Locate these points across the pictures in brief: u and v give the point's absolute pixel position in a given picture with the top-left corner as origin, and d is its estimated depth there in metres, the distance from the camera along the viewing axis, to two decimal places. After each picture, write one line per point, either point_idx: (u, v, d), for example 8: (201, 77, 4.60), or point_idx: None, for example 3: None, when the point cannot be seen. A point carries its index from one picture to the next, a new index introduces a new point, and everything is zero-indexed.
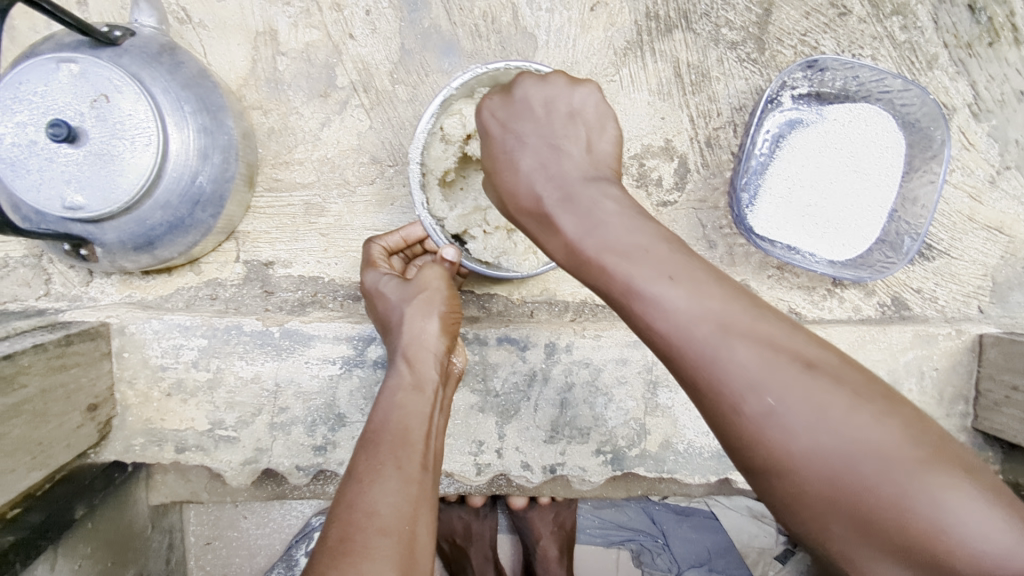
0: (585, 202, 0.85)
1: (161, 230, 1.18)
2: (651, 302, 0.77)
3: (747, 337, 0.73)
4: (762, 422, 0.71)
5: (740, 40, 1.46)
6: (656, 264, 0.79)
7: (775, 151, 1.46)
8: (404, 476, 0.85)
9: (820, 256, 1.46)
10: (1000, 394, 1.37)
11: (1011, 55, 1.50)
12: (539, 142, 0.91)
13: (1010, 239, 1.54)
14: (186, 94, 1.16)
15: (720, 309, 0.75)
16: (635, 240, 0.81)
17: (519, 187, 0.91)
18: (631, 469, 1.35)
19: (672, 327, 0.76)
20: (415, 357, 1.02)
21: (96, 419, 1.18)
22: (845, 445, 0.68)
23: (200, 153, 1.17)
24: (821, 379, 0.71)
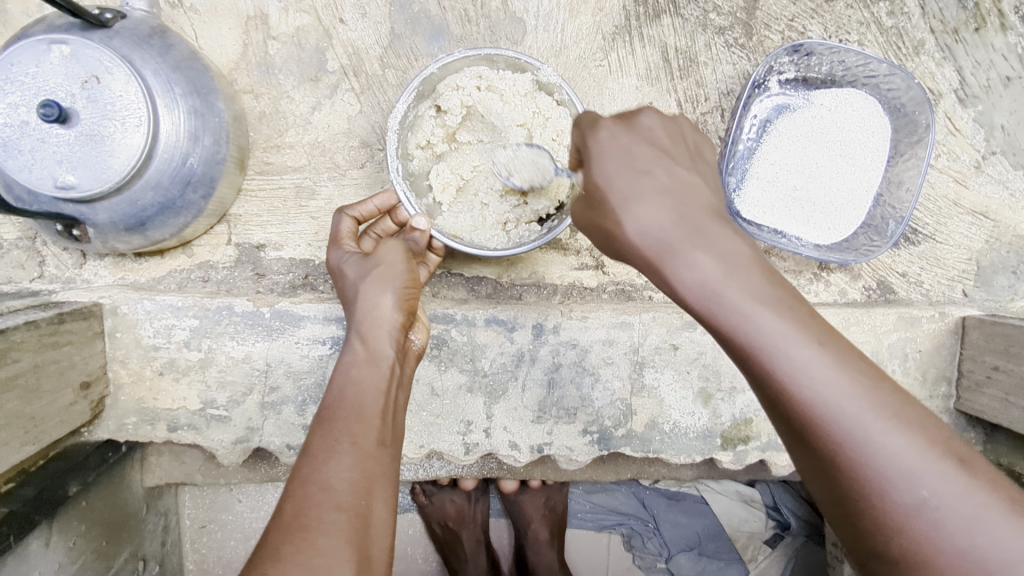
0: (711, 240, 0.79)
1: (152, 210, 1.19)
2: (781, 358, 0.73)
3: (910, 441, 0.69)
4: (908, 510, 0.68)
5: (727, 25, 1.47)
6: (794, 318, 0.74)
7: (762, 135, 1.47)
8: (359, 450, 0.86)
9: (806, 240, 1.47)
10: (981, 375, 1.40)
11: (997, 41, 1.52)
12: (670, 196, 0.83)
13: (994, 224, 1.56)
14: (178, 75, 1.17)
15: (853, 372, 0.72)
16: (765, 288, 0.77)
17: (644, 230, 0.82)
18: (617, 448, 1.37)
19: (807, 384, 0.71)
20: (375, 332, 1.01)
21: (89, 398, 1.20)
22: (968, 523, 0.66)
23: (191, 136, 1.18)
24: (945, 457, 0.69)
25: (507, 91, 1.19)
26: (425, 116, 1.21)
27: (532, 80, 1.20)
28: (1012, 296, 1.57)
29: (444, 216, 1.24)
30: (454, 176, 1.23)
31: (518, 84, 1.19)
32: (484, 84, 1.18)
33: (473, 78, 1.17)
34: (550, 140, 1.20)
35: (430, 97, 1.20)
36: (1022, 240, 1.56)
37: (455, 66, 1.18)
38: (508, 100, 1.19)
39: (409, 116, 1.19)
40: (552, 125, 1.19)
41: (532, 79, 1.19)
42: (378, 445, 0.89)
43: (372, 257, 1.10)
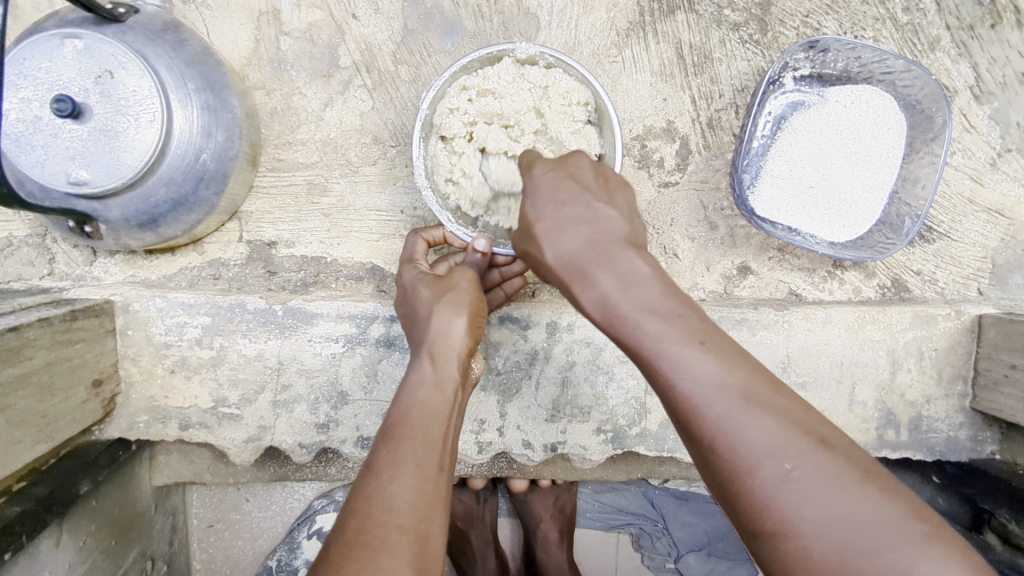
0: (611, 252, 0.89)
1: (166, 207, 1.18)
2: (598, 301, 0.88)
3: (715, 373, 0.78)
4: (693, 406, 0.77)
5: (742, 21, 1.46)
6: (691, 334, 0.82)
7: (777, 132, 1.47)
8: (426, 474, 0.82)
9: (820, 237, 1.46)
10: (998, 373, 1.38)
11: (1013, 37, 1.52)
12: (584, 201, 0.92)
13: (1010, 222, 1.55)
14: (194, 71, 1.17)
15: (656, 308, 0.84)
16: (608, 257, 0.88)
17: (556, 240, 0.91)
18: (631, 447, 1.37)
19: (688, 391, 0.78)
20: (443, 348, 0.98)
21: (101, 395, 1.18)
22: (745, 436, 0.73)
23: (205, 132, 1.18)
24: (742, 380, 0.77)
25: (497, 84, 1.24)
26: (439, 152, 1.26)
27: (512, 62, 1.25)
28: None
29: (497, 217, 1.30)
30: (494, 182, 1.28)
31: (503, 74, 1.24)
32: (473, 93, 1.24)
33: (460, 93, 1.23)
34: (561, 106, 1.25)
35: (433, 132, 1.25)
36: None
37: (441, 95, 1.24)
38: (503, 92, 1.24)
39: (427, 161, 1.26)
40: (555, 92, 1.25)
41: (512, 62, 1.25)
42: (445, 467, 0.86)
43: (444, 280, 1.09)
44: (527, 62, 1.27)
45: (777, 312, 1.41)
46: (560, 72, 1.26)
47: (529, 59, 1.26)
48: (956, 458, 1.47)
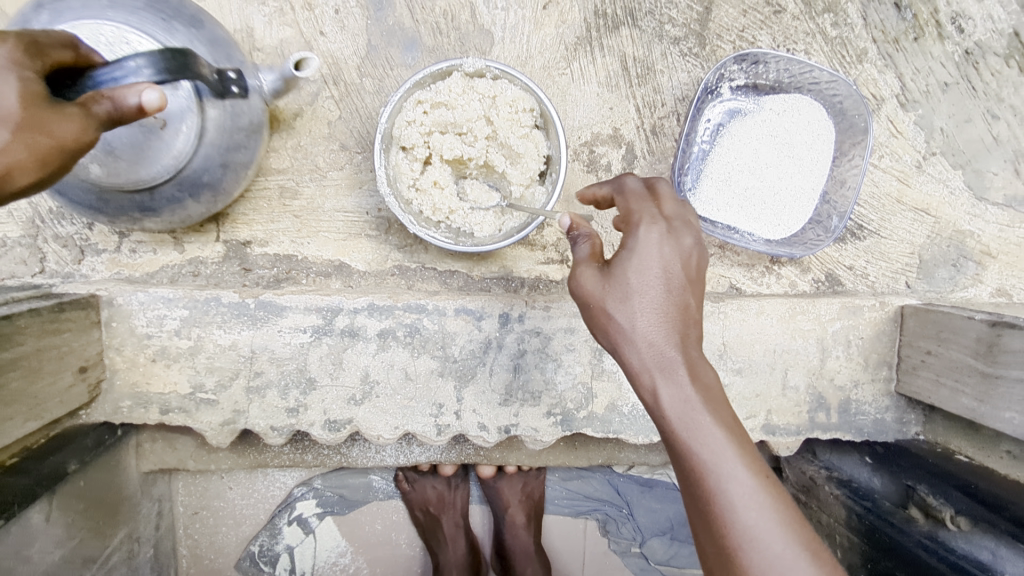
0: (690, 358, 0.91)
1: (110, 215, 1.20)
2: (671, 394, 0.89)
3: (772, 508, 0.81)
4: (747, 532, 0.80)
5: (682, 36, 1.58)
6: (757, 467, 0.84)
7: (715, 138, 1.59)
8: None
9: (757, 235, 1.59)
10: (917, 358, 1.50)
11: (935, 49, 1.65)
12: (675, 299, 0.94)
13: (934, 220, 1.69)
14: (229, 147, 1.20)
15: (726, 424, 0.87)
16: (690, 360, 0.91)
17: (639, 325, 0.93)
18: (579, 429, 1.48)
19: (746, 522, 0.80)
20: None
21: (87, 380, 1.29)
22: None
23: (192, 190, 1.20)
24: (794, 523, 0.81)
25: (449, 97, 1.36)
26: (400, 161, 1.38)
27: (461, 76, 1.36)
28: (951, 287, 1.70)
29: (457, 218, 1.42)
30: (452, 185, 1.41)
31: (453, 88, 1.36)
32: (427, 106, 1.35)
33: (415, 106, 1.35)
34: (509, 113, 1.37)
35: (392, 143, 1.37)
36: (959, 235, 1.71)
37: (397, 109, 1.36)
38: (455, 104, 1.36)
39: (389, 170, 1.38)
40: (503, 102, 1.36)
41: (461, 75, 1.36)
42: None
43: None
44: (476, 75, 1.38)
45: (714, 303, 1.53)
46: (506, 83, 1.37)
47: (477, 73, 1.38)
48: (883, 438, 1.59)
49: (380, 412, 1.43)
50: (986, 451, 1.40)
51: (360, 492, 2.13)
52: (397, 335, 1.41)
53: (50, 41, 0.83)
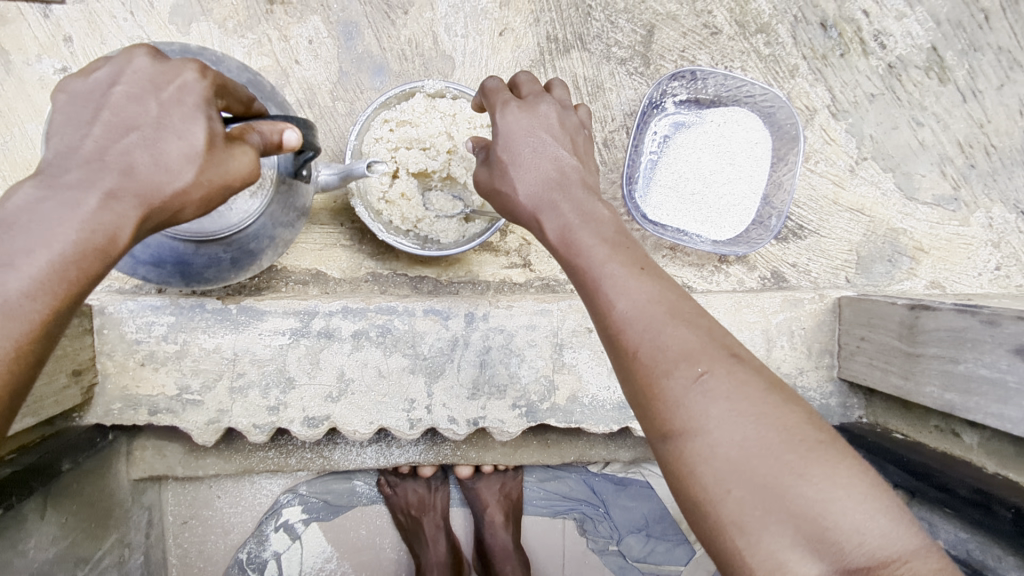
0: (566, 193, 1.05)
1: (139, 260, 1.08)
2: (555, 229, 1.02)
3: (642, 293, 0.92)
4: (622, 319, 0.91)
5: (628, 57, 1.73)
6: (627, 263, 0.96)
7: (662, 148, 1.73)
8: (9, 342, 0.76)
9: (704, 237, 1.71)
10: (854, 345, 1.62)
11: (861, 64, 1.81)
12: (547, 147, 1.08)
13: (869, 219, 1.84)
14: (280, 221, 1.13)
15: (599, 239, 0.99)
16: (568, 199, 1.04)
17: (520, 176, 1.07)
18: (543, 419, 1.59)
19: (622, 309, 0.91)
20: (103, 181, 0.79)
21: (80, 383, 1.39)
22: (656, 347, 0.88)
23: (235, 252, 1.11)
24: (663, 303, 0.91)
25: (412, 116, 1.50)
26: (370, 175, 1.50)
27: (423, 96, 1.51)
28: (887, 281, 1.84)
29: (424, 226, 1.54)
30: (419, 196, 1.51)
31: (417, 106, 1.50)
32: (394, 123, 1.49)
33: (382, 124, 1.49)
34: (466, 129, 1.49)
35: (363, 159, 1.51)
36: (894, 233, 1.85)
37: (367, 128, 1.50)
38: (418, 121, 1.49)
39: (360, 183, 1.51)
40: (461, 118, 1.50)
41: (423, 96, 1.51)
42: (63, 307, 0.79)
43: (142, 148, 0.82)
44: (437, 95, 1.52)
45: None
46: (464, 101, 1.51)
47: (437, 93, 1.52)
48: (829, 422, 1.69)
49: (356, 408, 1.53)
50: (916, 427, 1.53)
51: (344, 498, 2.21)
52: (370, 335, 1.52)
53: (234, 91, 0.91)
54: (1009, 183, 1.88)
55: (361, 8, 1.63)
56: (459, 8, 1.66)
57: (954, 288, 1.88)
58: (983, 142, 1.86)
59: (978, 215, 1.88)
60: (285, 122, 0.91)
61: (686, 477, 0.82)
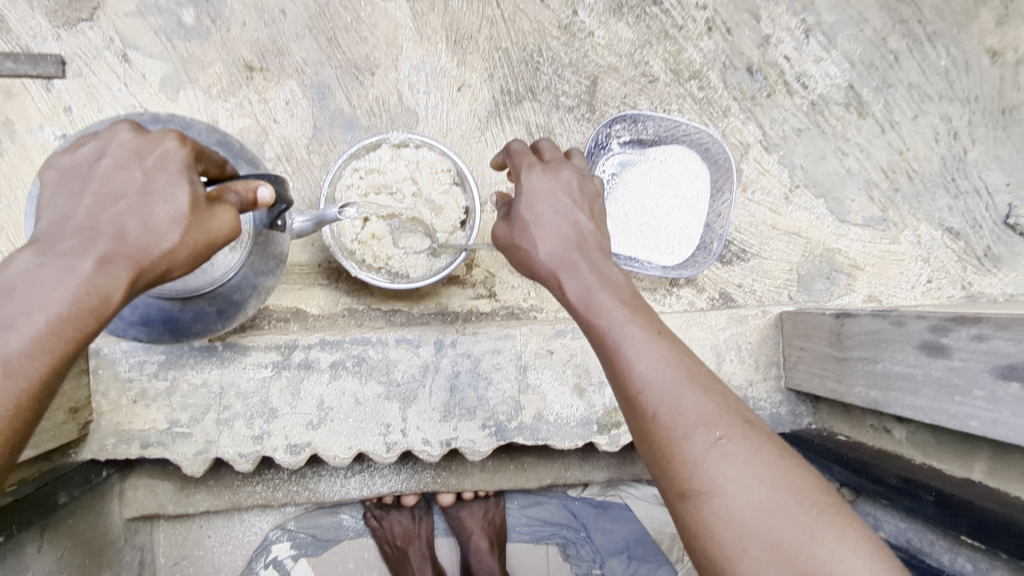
0: (587, 259, 1.16)
1: (130, 321, 1.21)
2: (576, 291, 1.12)
3: (661, 358, 1.02)
4: (643, 378, 1.00)
5: (575, 105, 1.92)
6: (647, 327, 1.06)
7: (612, 185, 1.89)
8: (8, 400, 0.80)
9: (654, 263, 1.86)
10: (795, 354, 1.75)
11: (786, 103, 2.01)
12: (568, 214, 1.19)
13: (806, 241, 2.01)
14: (259, 274, 1.24)
15: (620, 304, 1.09)
16: (590, 263, 1.15)
17: (541, 241, 1.18)
18: (511, 438, 1.70)
19: (642, 372, 1.01)
20: (96, 247, 0.85)
21: (77, 420, 1.50)
22: (674, 406, 0.97)
23: (221, 305, 1.22)
24: (680, 366, 1.02)
25: (379, 164, 1.66)
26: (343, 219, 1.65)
27: (388, 147, 1.68)
28: (827, 297, 2.00)
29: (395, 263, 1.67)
30: (388, 235, 1.66)
31: (383, 156, 1.67)
32: (363, 172, 1.66)
33: (352, 173, 1.65)
34: (430, 174, 1.68)
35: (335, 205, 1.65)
36: (830, 252, 2.02)
37: (337, 177, 1.65)
38: (384, 169, 1.66)
39: (334, 227, 1.64)
40: (424, 165, 1.67)
41: (388, 147, 1.68)
42: (59, 365, 0.84)
43: (129, 208, 0.87)
44: (400, 145, 1.68)
45: None
46: (426, 150, 1.68)
47: (401, 144, 1.69)
48: (781, 430, 1.81)
49: (335, 434, 1.63)
50: (855, 426, 1.66)
51: (331, 531, 2.27)
52: (346, 365, 1.64)
53: (210, 156, 0.98)
54: (932, 204, 2.06)
55: (332, 72, 1.82)
56: (420, 68, 1.85)
57: (891, 300, 2.03)
58: (904, 168, 2.05)
59: (906, 234, 2.05)
60: (258, 179, 0.98)
61: (702, 533, 0.91)
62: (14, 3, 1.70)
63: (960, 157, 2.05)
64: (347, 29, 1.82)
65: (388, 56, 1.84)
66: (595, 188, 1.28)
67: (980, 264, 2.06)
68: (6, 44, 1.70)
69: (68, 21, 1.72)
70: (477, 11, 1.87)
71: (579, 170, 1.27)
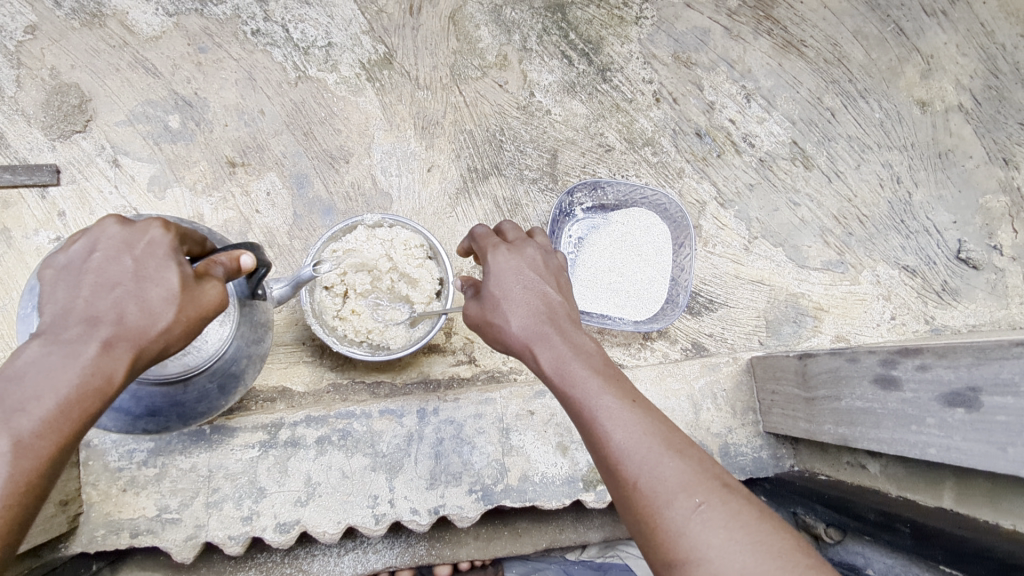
0: (559, 331, 1.19)
1: (137, 415, 1.23)
2: (551, 363, 1.15)
3: (637, 425, 1.05)
4: (622, 447, 1.03)
5: (538, 177, 2.06)
6: (621, 395, 1.09)
7: (580, 248, 1.98)
8: (20, 479, 0.84)
9: (626, 318, 1.94)
10: (768, 397, 1.80)
11: (735, 161, 2.16)
12: (538, 289, 1.24)
13: (770, 287, 2.10)
14: (253, 343, 1.31)
15: (594, 374, 1.12)
16: (562, 335, 1.19)
17: (514, 315, 1.21)
18: (499, 501, 1.71)
19: (620, 441, 1.03)
20: (99, 332, 0.89)
21: (66, 512, 1.52)
22: (653, 473, 1.00)
23: (221, 379, 1.27)
24: (656, 433, 1.05)
25: (355, 244, 1.75)
26: (323, 297, 1.73)
27: (364, 228, 1.77)
28: (796, 340, 2.08)
29: (375, 336, 1.74)
30: (368, 309, 1.74)
31: (359, 237, 1.76)
32: (340, 253, 1.74)
33: (330, 254, 1.73)
34: (404, 250, 1.77)
35: (315, 285, 1.73)
36: (794, 297, 2.11)
37: (316, 259, 1.75)
38: (361, 248, 1.75)
39: (315, 305, 1.73)
40: (398, 242, 1.77)
41: (364, 227, 1.77)
42: (69, 444, 0.88)
43: (125, 293, 0.91)
44: (376, 226, 1.79)
45: None
46: (400, 228, 1.79)
47: (376, 224, 1.79)
48: (765, 474, 1.80)
49: (323, 510, 1.64)
50: (833, 465, 1.64)
51: None
52: (332, 439, 1.69)
53: (189, 236, 1.04)
54: (886, 244, 2.17)
55: (310, 162, 1.95)
56: (392, 153, 1.99)
57: (859, 339, 2.10)
58: (855, 213, 2.18)
59: (865, 274, 2.15)
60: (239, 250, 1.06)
61: None
62: (13, 120, 1.84)
63: (905, 199, 2.18)
64: (322, 123, 1.97)
65: (361, 144, 1.98)
66: (560, 262, 1.35)
67: (939, 298, 2.14)
68: (4, 158, 1.83)
69: (62, 133, 1.86)
70: (442, 99, 2.03)
71: (542, 246, 1.34)
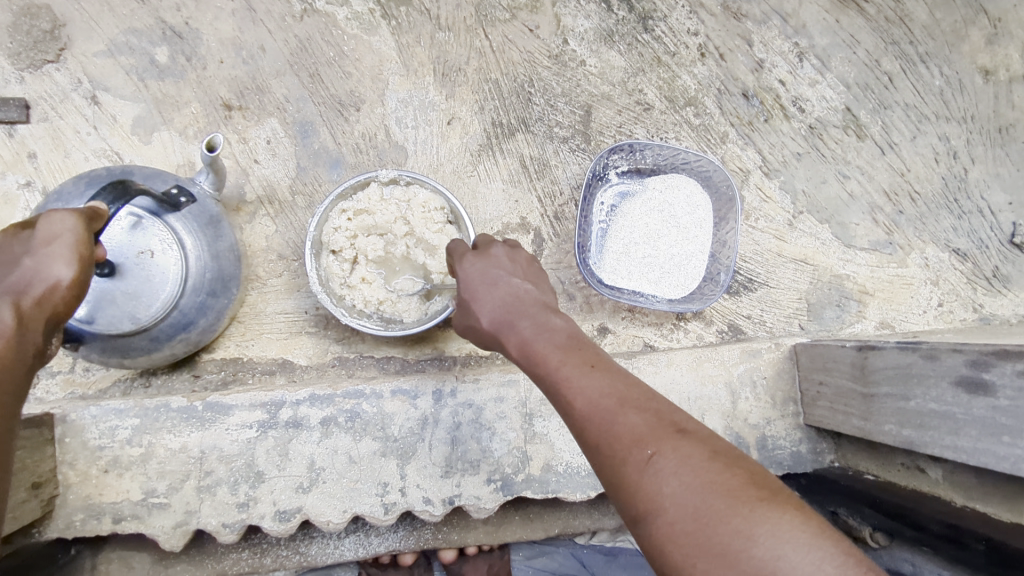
0: (520, 303, 1.07)
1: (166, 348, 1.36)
2: (518, 339, 1.04)
3: (591, 385, 0.93)
4: (581, 412, 0.91)
5: (569, 136, 1.86)
6: (579, 359, 0.97)
7: (612, 217, 1.81)
8: None
9: (660, 297, 1.76)
10: (814, 389, 1.65)
11: (783, 127, 1.97)
12: (503, 273, 1.11)
13: (814, 267, 1.95)
14: (215, 245, 1.36)
15: (555, 342, 1.00)
16: (523, 306, 1.07)
17: (480, 300, 1.09)
18: (519, 492, 1.57)
19: (580, 404, 0.91)
20: None
21: (40, 496, 1.35)
22: (609, 433, 0.87)
23: (206, 289, 1.36)
24: (615, 392, 0.92)
25: (368, 204, 1.56)
26: (330, 263, 1.56)
27: (378, 186, 1.57)
28: (839, 325, 1.92)
29: (386, 308, 1.57)
30: (380, 279, 1.57)
31: (371, 196, 1.57)
32: (350, 213, 1.55)
33: (338, 214, 1.55)
34: (422, 213, 1.57)
35: (322, 248, 1.55)
36: (838, 279, 1.95)
37: (324, 220, 1.55)
38: (374, 210, 1.56)
39: (321, 271, 1.55)
40: (416, 204, 1.57)
41: (377, 185, 1.57)
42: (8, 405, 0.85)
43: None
44: (389, 183, 1.58)
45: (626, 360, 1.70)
46: (417, 187, 1.58)
47: (390, 181, 1.58)
48: (804, 470, 1.68)
49: (328, 497, 1.50)
50: (885, 465, 1.52)
51: None
52: (338, 421, 1.52)
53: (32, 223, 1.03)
54: (937, 225, 2.00)
55: (316, 108, 1.73)
56: (408, 102, 1.77)
57: (904, 326, 1.95)
58: (907, 190, 2.00)
59: (914, 257, 1.99)
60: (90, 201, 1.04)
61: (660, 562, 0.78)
62: None
63: (962, 176, 2.01)
64: (330, 64, 1.74)
65: (374, 90, 1.76)
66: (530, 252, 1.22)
67: (990, 285, 2.00)
68: None
69: (32, 62, 1.62)
70: (465, 43, 1.81)
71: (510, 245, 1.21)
